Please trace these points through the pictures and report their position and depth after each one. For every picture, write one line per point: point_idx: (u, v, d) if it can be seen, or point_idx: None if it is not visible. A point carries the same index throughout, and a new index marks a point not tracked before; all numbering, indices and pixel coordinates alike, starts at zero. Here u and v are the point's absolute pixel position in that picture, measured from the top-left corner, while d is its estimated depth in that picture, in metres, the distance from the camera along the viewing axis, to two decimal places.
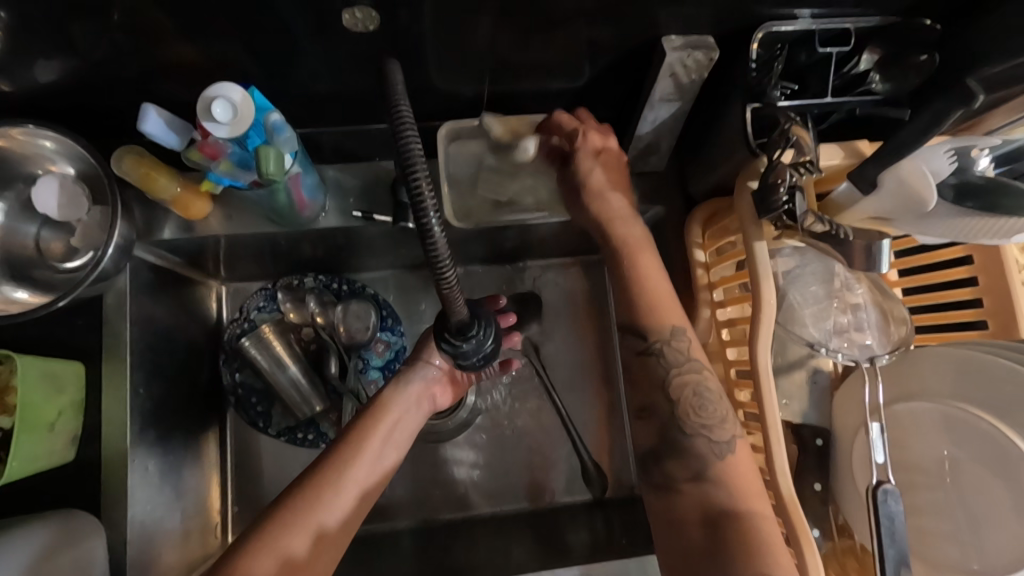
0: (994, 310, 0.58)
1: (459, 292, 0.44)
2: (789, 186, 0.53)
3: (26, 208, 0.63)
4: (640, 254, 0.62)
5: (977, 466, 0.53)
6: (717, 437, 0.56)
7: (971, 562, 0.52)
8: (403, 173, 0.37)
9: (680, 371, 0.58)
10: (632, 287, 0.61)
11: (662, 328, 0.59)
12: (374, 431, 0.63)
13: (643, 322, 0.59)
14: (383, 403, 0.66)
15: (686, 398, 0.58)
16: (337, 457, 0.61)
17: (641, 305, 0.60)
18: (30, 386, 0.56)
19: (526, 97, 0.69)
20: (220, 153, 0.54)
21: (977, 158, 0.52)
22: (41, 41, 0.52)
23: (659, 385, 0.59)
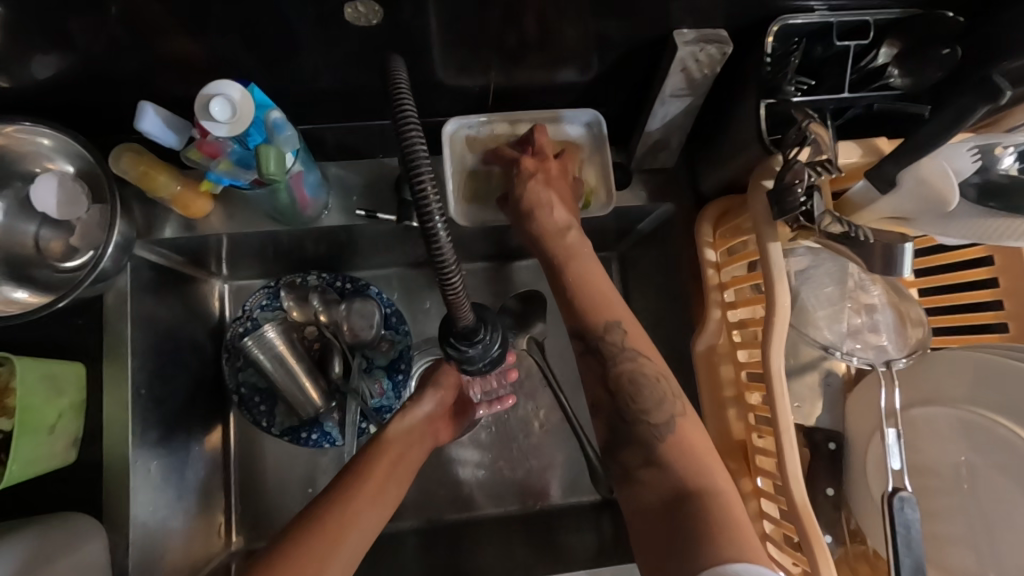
0: (1015, 312, 0.56)
1: (465, 296, 0.43)
2: (806, 186, 0.51)
3: (25, 206, 0.62)
4: (573, 263, 0.62)
5: (996, 473, 0.51)
6: (657, 421, 0.56)
7: (988, 570, 0.51)
8: (408, 176, 0.37)
9: (618, 362, 0.58)
10: (571, 292, 0.61)
11: (596, 324, 0.59)
12: (382, 461, 0.65)
13: (576, 320, 0.60)
14: (388, 436, 0.69)
15: (624, 387, 0.57)
16: (347, 486, 0.62)
17: (582, 302, 0.60)
18: (30, 389, 0.55)
19: (533, 93, 0.68)
20: (219, 152, 0.52)
21: (1001, 156, 0.50)
22: (37, 37, 0.50)
23: (599, 378, 0.59)
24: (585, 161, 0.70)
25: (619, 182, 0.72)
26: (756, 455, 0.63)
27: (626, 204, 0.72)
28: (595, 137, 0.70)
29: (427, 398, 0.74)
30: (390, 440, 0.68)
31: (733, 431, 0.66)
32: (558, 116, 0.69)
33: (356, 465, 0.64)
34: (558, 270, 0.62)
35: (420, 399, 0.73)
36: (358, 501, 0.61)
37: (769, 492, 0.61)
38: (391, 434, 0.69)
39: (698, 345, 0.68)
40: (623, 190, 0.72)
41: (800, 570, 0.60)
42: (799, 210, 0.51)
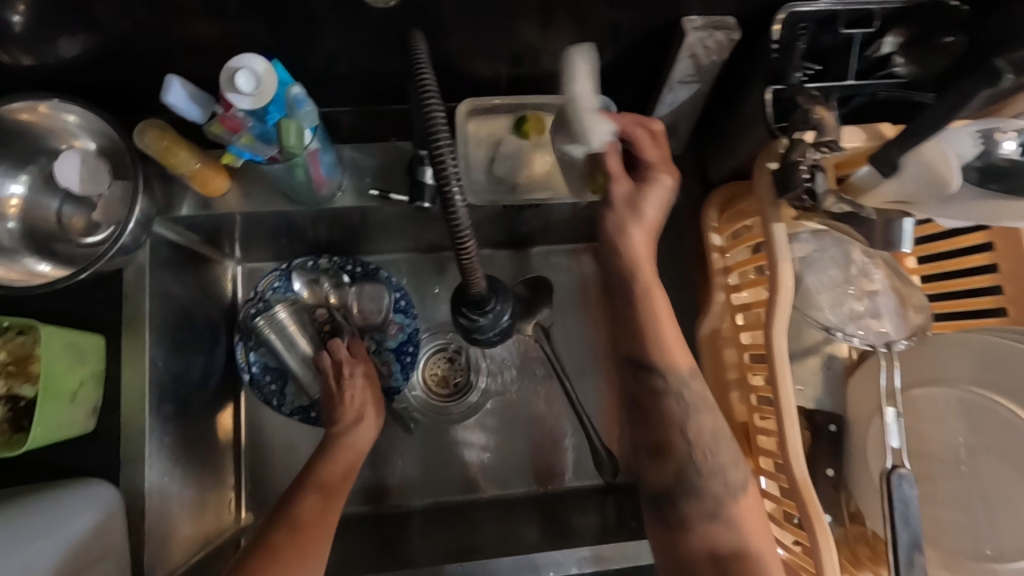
0: (1013, 295, 0.57)
1: (479, 264, 0.46)
2: (811, 165, 0.52)
3: (49, 182, 0.64)
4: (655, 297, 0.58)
5: (993, 452, 0.52)
6: (733, 480, 0.58)
7: (984, 547, 0.52)
8: (429, 141, 0.39)
9: (699, 414, 0.59)
10: (645, 329, 0.58)
11: (682, 370, 0.59)
12: (338, 494, 0.65)
13: (659, 359, 0.58)
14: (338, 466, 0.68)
15: (705, 441, 0.58)
16: (304, 518, 0.62)
17: (666, 343, 0.58)
18: (55, 355, 0.57)
19: (544, 77, 0.69)
20: (240, 126, 0.53)
21: (1002, 140, 0.50)
22: (67, 16, 0.52)
23: (674, 426, 0.59)
24: None
25: None
26: (758, 436, 0.65)
27: None
28: None
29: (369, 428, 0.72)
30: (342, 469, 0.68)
31: (736, 414, 0.67)
32: None
33: (308, 495, 0.64)
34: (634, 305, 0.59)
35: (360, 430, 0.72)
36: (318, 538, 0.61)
37: (770, 471, 0.62)
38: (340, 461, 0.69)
39: (703, 328, 0.70)
40: None
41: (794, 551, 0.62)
42: (803, 189, 0.52)
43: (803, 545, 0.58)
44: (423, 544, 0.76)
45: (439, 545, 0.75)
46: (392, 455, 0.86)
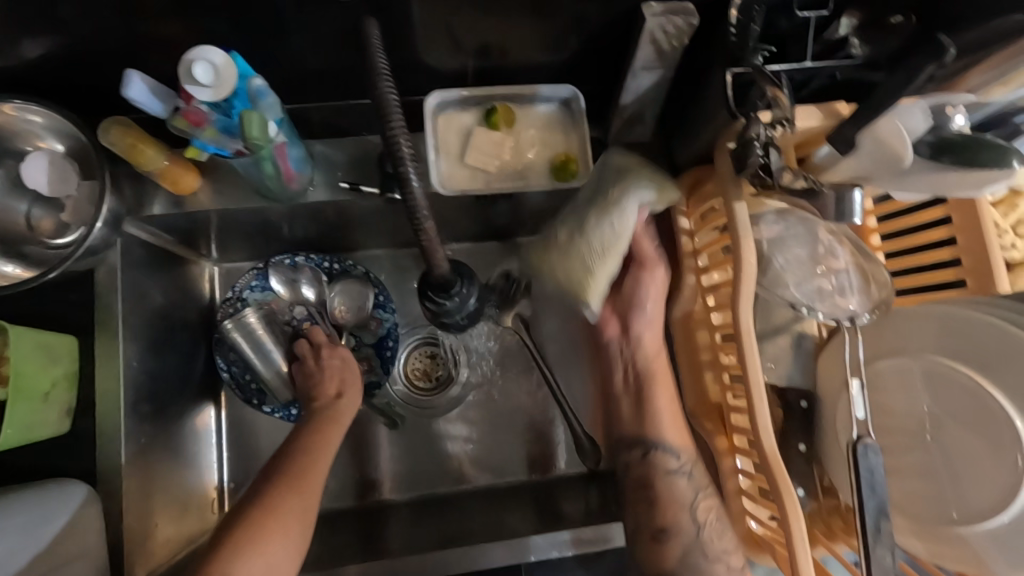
0: (972, 268, 0.59)
1: (439, 243, 0.49)
2: (765, 141, 0.53)
3: (17, 184, 0.64)
4: (662, 389, 0.67)
5: (956, 418, 0.54)
6: (734, 563, 0.62)
7: (951, 510, 0.53)
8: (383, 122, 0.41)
9: (705, 495, 0.64)
10: (656, 409, 0.67)
11: (688, 454, 0.65)
12: (312, 473, 0.62)
13: (666, 439, 0.65)
14: (318, 446, 0.65)
15: (712, 522, 0.62)
16: (274, 495, 0.59)
17: (668, 418, 0.66)
18: (25, 356, 0.57)
19: (511, 69, 0.70)
20: (204, 120, 0.54)
21: (952, 115, 0.52)
22: (27, 18, 0.52)
23: (683, 505, 0.63)
24: (562, 136, 0.72)
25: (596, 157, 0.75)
26: (731, 415, 0.65)
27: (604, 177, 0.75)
28: (572, 113, 0.72)
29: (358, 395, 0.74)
30: (320, 449, 0.65)
31: (709, 394, 0.68)
32: (535, 94, 0.71)
33: (282, 476, 0.61)
34: (642, 385, 0.67)
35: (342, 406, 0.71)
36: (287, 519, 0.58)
37: (743, 449, 0.63)
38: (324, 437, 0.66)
39: (675, 311, 0.71)
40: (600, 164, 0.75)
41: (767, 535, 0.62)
42: (759, 164, 0.53)
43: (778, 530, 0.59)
44: (409, 534, 0.76)
45: (425, 534, 0.76)
46: (376, 449, 0.86)
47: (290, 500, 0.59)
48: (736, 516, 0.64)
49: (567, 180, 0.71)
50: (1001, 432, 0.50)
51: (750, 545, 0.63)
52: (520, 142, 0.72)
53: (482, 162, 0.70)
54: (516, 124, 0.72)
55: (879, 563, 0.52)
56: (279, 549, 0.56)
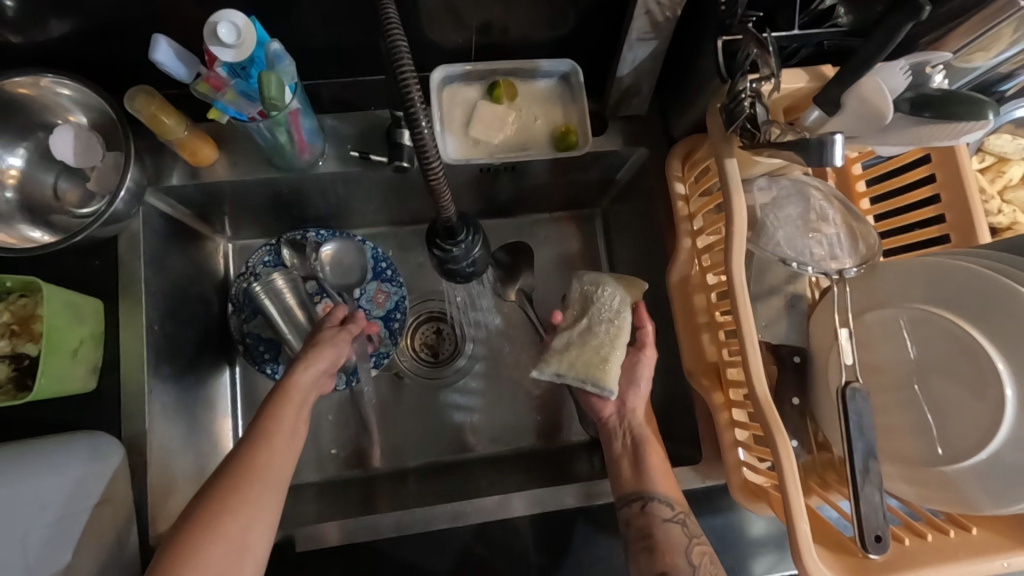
0: (955, 223, 0.64)
1: (445, 185, 0.54)
2: (752, 95, 0.56)
3: (45, 157, 0.68)
4: (654, 445, 0.71)
5: (940, 361, 0.56)
6: None
7: (936, 448, 0.56)
8: (392, 65, 0.45)
9: (698, 540, 0.64)
10: (652, 467, 0.68)
11: (682, 506, 0.67)
12: (259, 460, 0.56)
13: (660, 492, 0.66)
14: (267, 429, 0.59)
15: (705, 564, 0.63)
16: (218, 493, 0.53)
17: (659, 479, 0.68)
18: (57, 312, 0.60)
19: (512, 44, 0.73)
20: (223, 84, 0.58)
21: (930, 75, 0.55)
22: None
23: (680, 550, 0.63)
24: (562, 109, 0.75)
25: (595, 130, 0.79)
26: (727, 371, 0.68)
27: (602, 148, 0.78)
28: (571, 86, 0.75)
29: (324, 351, 0.69)
30: (269, 436, 0.58)
31: (705, 355, 0.70)
32: (536, 69, 0.74)
33: (224, 473, 0.55)
34: (641, 447, 0.70)
35: (296, 373, 0.66)
36: (231, 517, 0.52)
37: (735, 401, 0.67)
38: (274, 417, 0.60)
39: (674, 275, 0.72)
40: (599, 137, 0.79)
41: (776, 496, 0.61)
42: (745, 117, 0.56)
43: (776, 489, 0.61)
44: (419, 492, 0.79)
45: (433, 492, 0.78)
46: (384, 417, 0.88)
47: (232, 498, 0.53)
48: (731, 465, 0.65)
49: (568, 151, 0.74)
50: (983, 372, 0.53)
51: (745, 495, 0.64)
52: (522, 116, 0.75)
53: (488, 131, 0.73)
54: (518, 98, 0.75)
55: (869, 501, 0.54)
56: (223, 552, 0.51)
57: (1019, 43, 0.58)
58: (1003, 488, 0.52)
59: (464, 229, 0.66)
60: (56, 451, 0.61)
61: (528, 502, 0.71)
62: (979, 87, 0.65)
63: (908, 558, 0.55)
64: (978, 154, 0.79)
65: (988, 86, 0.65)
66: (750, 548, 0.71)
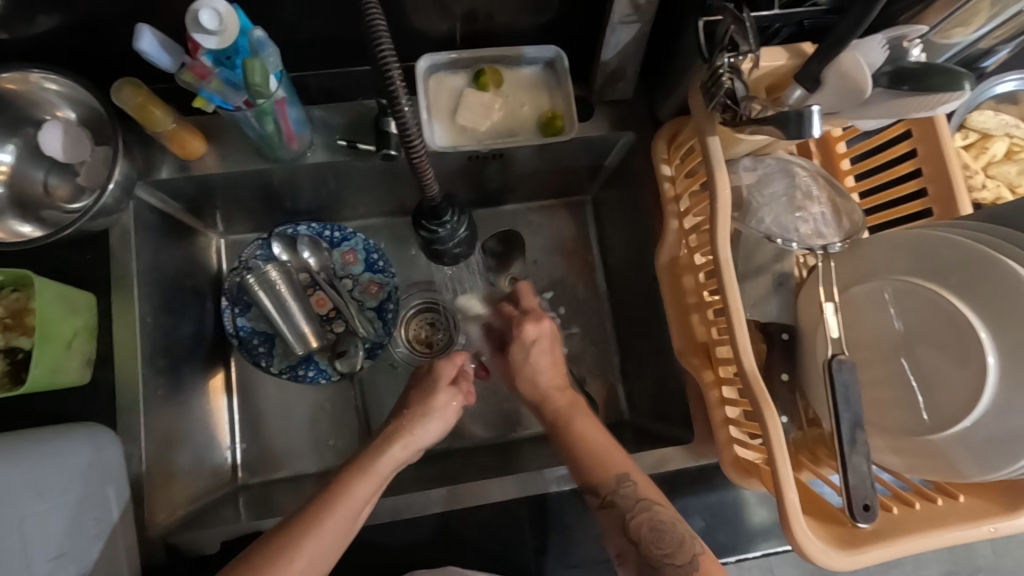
0: (937, 196, 0.65)
1: (426, 161, 0.56)
2: (731, 71, 0.57)
3: (35, 153, 0.68)
4: (575, 415, 0.71)
5: (924, 331, 0.57)
6: (681, 561, 0.59)
7: (922, 416, 0.56)
8: (373, 46, 0.46)
9: (634, 514, 0.63)
10: (574, 449, 0.68)
11: (608, 480, 0.65)
12: (319, 529, 0.56)
13: (585, 479, 0.66)
14: (323, 514, 0.57)
15: (645, 535, 0.62)
16: (272, 552, 0.55)
17: (590, 465, 0.66)
18: (48, 305, 0.61)
19: (496, 31, 0.73)
20: (208, 73, 0.59)
21: (908, 49, 0.55)
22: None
23: (620, 529, 0.63)
24: (548, 95, 0.76)
25: (582, 115, 0.79)
26: (717, 351, 0.68)
27: (589, 134, 0.79)
28: (556, 72, 0.75)
29: (430, 425, 0.68)
30: (321, 523, 0.57)
31: (696, 335, 0.70)
32: (521, 56, 0.74)
33: (285, 534, 0.56)
34: (563, 433, 0.70)
35: (385, 453, 0.63)
36: None
37: (724, 379, 0.67)
38: (340, 502, 0.59)
39: (662, 257, 0.73)
40: (586, 122, 0.80)
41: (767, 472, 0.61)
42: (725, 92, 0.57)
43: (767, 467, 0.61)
44: (416, 477, 0.79)
45: (426, 478, 0.79)
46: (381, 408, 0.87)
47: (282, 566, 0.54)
48: (722, 442, 0.66)
49: (555, 136, 0.74)
50: (967, 340, 0.54)
51: (737, 472, 0.64)
52: (508, 102, 0.75)
53: (477, 119, 0.74)
54: (504, 85, 0.75)
55: (856, 470, 0.55)
56: None
57: (997, 18, 0.58)
58: (990, 453, 0.53)
59: (449, 210, 0.71)
60: (67, 440, 0.61)
61: (517, 485, 0.72)
62: (960, 62, 0.66)
63: (895, 525, 0.56)
64: (961, 131, 0.80)
65: (969, 62, 0.66)
66: (743, 522, 0.72)
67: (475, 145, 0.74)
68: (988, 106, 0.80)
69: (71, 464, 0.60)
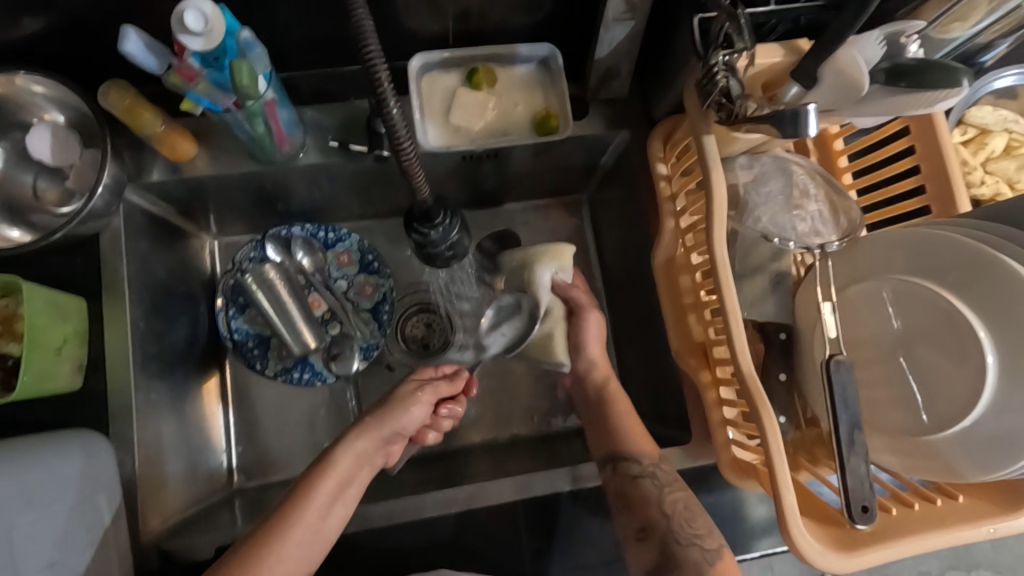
0: (935, 194, 0.64)
1: (416, 163, 0.55)
2: (726, 68, 0.56)
3: (23, 157, 0.67)
4: (620, 400, 0.77)
5: (922, 331, 0.56)
6: (709, 546, 0.65)
7: (921, 417, 0.56)
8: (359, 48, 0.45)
9: (671, 490, 0.68)
10: (617, 423, 0.75)
11: (652, 454, 0.71)
12: (292, 527, 0.59)
13: (630, 448, 0.72)
14: (292, 511, 0.60)
15: (679, 512, 0.67)
16: (247, 552, 0.57)
17: (622, 434, 0.74)
18: (36, 312, 0.60)
19: (489, 29, 0.73)
20: (196, 75, 0.58)
21: (905, 44, 0.55)
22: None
23: (654, 503, 0.67)
24: (543, 94, 0.75)
25: (577, 114, 0.79)
26: (714, 351, 0.68)
27: (584, 132, 0.78)
28: (550, 71, 0.75)
29: (396, 419, 0.70)
30: (292, 520, 0.59)
31: (693, 335, 0.70)
32: (514, 54, 0.74)
33: (258, 536, 0.59)
34: (606, 407, 0.77)
35: (347, 444, 0.66)
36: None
37: (721, 379, 0.67)
38: (304, 498, 0.61)
39: (658, 256, 0.72)
40: (580, 121, 0.79)
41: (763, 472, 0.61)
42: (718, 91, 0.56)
43: (764, 468, 0.60)
44: (413, 481, 0.79)
45: (423, 480, 0.78)
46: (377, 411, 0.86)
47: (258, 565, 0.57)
48: (719, 443, 0.65)
49: (549, 136, 0.74)
50: (965, 340, 0.53)
51: (735, 474, 0.63)
52: (502, 102, 0.75)
53: (467, 120, 0.73)
54: (497, 84, 0.75)
55: (855, 472, 0.55)
56: None
57: (997, 12, 0.57)
58: (989, 453, 0.52)
59: (442, 213, 0.70)
60: (66, 447, 0.62)
61: (514, 489, 0.71)
62: (958, 58, 0.65)
63: (895, 528, 0.56)
64: (960, 126, 0.80)
65: (966, 57, 0.65)
66: (742, 523, 0.72)
67: (468, 145, 0.73)
68: (986, 100, 0.80)
69: (68, 469, 0.61)
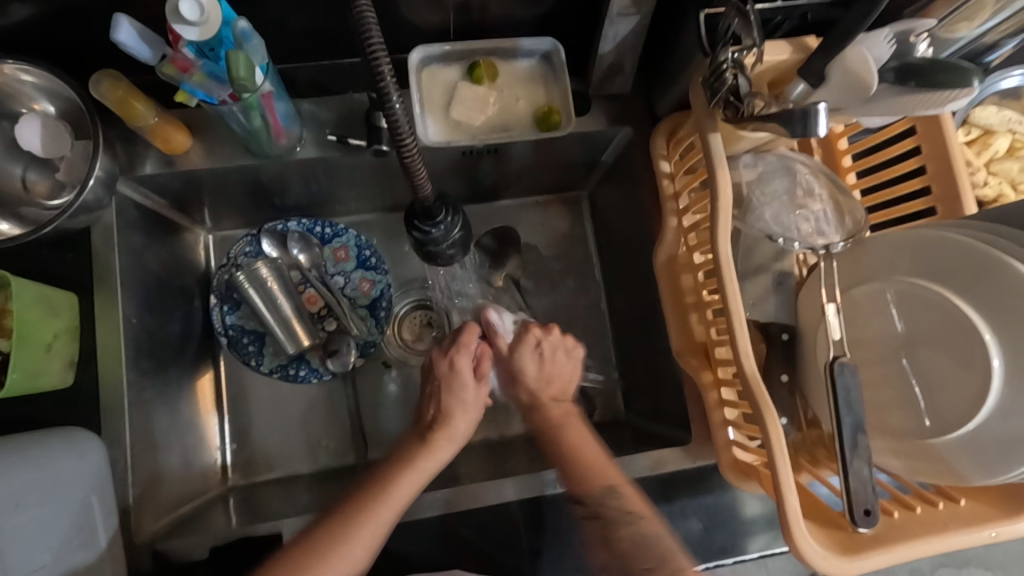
0: (941, 195, 0.64)
1: (418, 160, 0.54)
2: (734, 66, 0.55)
3: (12, 148, 0.66)
4: (564, 428, 0.70)
5: (928, 335, 0.55)
6: None
7: (924, 420, 0.55)
8: (362, 41, 0.44)
9: (623, 525, 0.63)
10: (575, 457, 0.68)
11: (594, 490, 0.65)
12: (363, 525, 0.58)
13: (577, 486, 0.66)
14: (365, 508, 0.59)
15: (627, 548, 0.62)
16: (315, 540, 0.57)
17: (574, 472, 0.67)
18: (25, 307, 0.59)
19: (490, 22, 0.71)
20: (191, 66, 0.57)
21: (915, 44, 0.55)
22: None
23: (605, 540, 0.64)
24: (545, 89, 0.74)
25: (579, 110, 0.77)
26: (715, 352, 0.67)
27: (587, 129, 0.77)
28: (552, 66, 0.74)
29: (462, 419, 0.67)
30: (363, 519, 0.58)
31: (695, 336, 0.69)
32: (516, 48, 0.72)
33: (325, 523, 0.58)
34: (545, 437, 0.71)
35: (430, 448, 0.65)
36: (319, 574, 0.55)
37: (723, 381, 0.66)
38: (377, 500, 0.60)
39: (660, 256, 0.72)
40: (582, 117, 0.78)
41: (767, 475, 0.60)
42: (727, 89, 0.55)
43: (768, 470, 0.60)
44: None
45: None
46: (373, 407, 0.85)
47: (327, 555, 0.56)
48: (720, 445, 0.64)
49: (551, 132, 0.72)
50: (972, 344, 0.52)
51: (735, 475, 0.63)
52: (504, 96, 0.73)
53: (472, 116, 0.71)
54: (499, 79, 0.73)
55: (857, 475, 0.54)
56: None
57: (1003, 12, 0.57)
58: (992, 457, 0.52)
59: (443, 210, 0.70)
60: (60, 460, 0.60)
61: (515, 490, 0.70)
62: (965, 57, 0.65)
63: (898, 530, 0.56)
64: (964, 127, 0.80)
65: (973, 56, 0.65)
66: (739, 523, 0.71)
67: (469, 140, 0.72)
68: (992, 101, 0.79)
69: (64, 473, 0.60)
